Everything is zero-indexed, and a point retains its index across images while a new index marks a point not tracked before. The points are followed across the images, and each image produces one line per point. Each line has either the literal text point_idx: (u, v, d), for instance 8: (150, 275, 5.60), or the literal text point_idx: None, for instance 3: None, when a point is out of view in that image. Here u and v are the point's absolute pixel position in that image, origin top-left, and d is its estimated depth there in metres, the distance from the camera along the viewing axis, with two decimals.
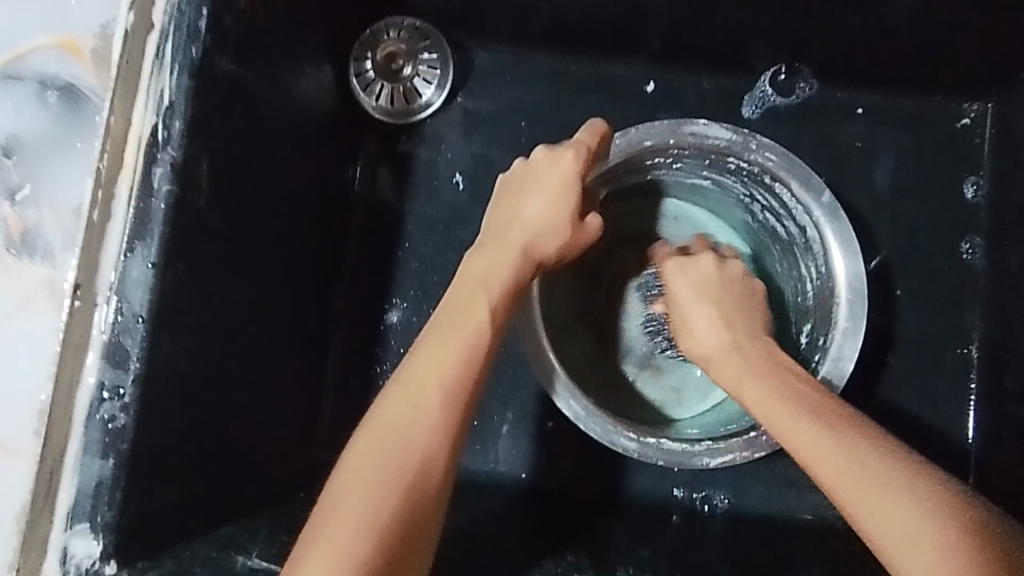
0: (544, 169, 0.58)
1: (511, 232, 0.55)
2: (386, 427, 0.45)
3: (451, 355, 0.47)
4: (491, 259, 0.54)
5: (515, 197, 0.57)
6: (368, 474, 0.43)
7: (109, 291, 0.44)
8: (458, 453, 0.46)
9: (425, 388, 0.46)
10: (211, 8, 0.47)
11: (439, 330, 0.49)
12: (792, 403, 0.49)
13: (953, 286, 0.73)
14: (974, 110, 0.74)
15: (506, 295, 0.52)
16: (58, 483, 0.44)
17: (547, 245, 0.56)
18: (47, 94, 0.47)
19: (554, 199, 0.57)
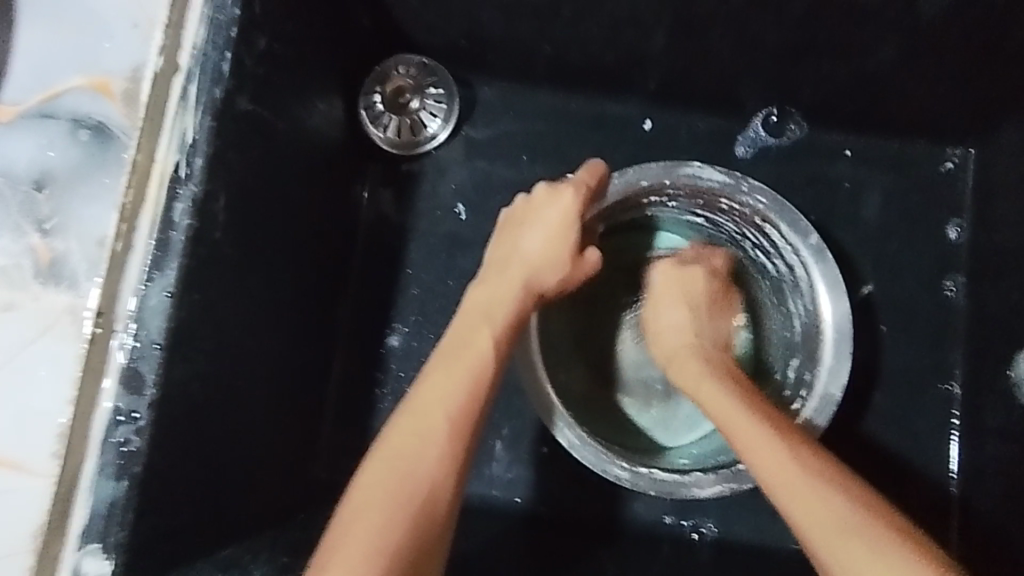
0: (544, 206, 0.60)
1: (512, 268, 0.58)
2: (394, 454, 0.47)
3: (456, 385, 0.50)
4: (494, 293, 0.56)
5: (518, 233, 0.60)
6: (376, 499, 0.45)
7: (128, 319, 0.46)
8: (462, 480, 0.48)
9: (431, 418, 0.48)
10: (234, 52, 0.51)
11: (444, 361, 0.51)
12: (735, 410, 0.52)
13: (936, 322, 0.76)
14: (957, 154, 0.77)
15: (506, 327, 0.55)
16: (70, 506, 0.45)
17: (548, 279, 0.58)
18: (78, 130, 0.47)
19: (555, 235, 0.59)
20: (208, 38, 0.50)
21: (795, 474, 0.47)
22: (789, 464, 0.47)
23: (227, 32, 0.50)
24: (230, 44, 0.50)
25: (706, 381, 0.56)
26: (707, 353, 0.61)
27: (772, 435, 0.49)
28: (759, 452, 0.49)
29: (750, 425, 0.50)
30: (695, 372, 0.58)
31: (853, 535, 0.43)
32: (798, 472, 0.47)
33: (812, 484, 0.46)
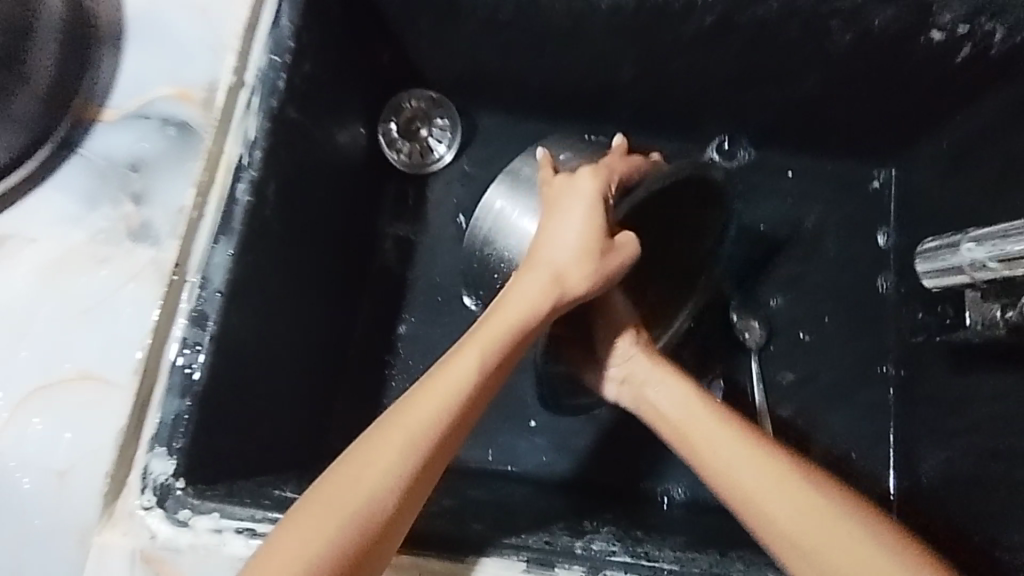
0: (580, 194, 0.57)
1: (535, 266, 0.56)
2: (353, 466, 0.47)
3: (430, 407, 0.49)
4: (517, 293, 0.54)
5: (551, 223, 0.57)
6: (320, 515, 0.45)
7: (197, 271, 0.59)
8: (416, 496, 0.48)
9: (393, 439, 0.48)
10: (287, 73, 0.65)
11: (428, 380, 0.50)
12: (734, 443, 0.53)
13: (873, 313, 0.88)
14: (882, 174, 0.91)
15: (507, 339, 0.53)
16: (144, 417, 0.56)
17: (572, 281, 0.55)
18: (167, 128, 0.61)
19: (589, 225, 0.56)
20: (268, 62, 0.64)
21: (806, 507, 0.49)
22: (799, 497, 0.50)
23: (283, 58, 0.65)
24: (284, 67, 0.65)
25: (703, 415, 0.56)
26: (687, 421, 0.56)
27: (768, 463, 0.52)
28: (751, 477, 0.51)
29: (751, 454, 0.52)
30: (704, 427, 0.55)
31: (844, 539, 0.48)
32: (803, 498, 0.49)
33: (820, 513, 0.49)
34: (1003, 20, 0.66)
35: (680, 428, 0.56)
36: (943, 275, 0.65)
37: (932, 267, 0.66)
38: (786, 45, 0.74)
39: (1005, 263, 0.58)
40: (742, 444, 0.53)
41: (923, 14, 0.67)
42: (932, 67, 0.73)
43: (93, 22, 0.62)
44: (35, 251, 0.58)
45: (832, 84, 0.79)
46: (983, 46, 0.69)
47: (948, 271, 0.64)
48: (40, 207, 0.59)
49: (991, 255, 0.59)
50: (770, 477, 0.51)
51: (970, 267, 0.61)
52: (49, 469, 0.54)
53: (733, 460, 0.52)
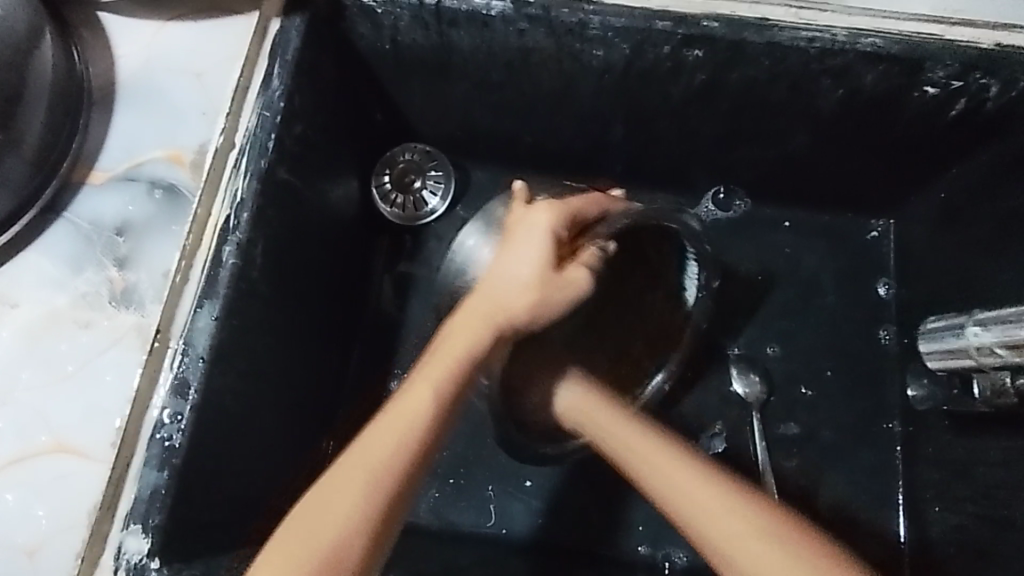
0: (531, 231, 0.58)
1: (483, 296, 0.57)
2: (321, 499, 0.48)
3: (386, 443, 0.49)
4: (467, 324, 0.55)
5: (504, 258, 0.58)
6: (288, 558, 0.45)
7: (180, 337, 0.58)
8: (380, 534, 0.47)
9: (351, 478, 0.48)
10: (277, 133, 0.65)
11: (384, 417, 0.51)
12: (647, 458, 0.55)
13: (875, 367, 0.86)
14: (880, 225, 0.90)
15: (456, 373, 0.53)
16: (121, 492, 0.54)
17: (517, 314, 0.56)
18: (154, 191, 0.61)
19: (538, 261, 0.56)
20: (258, 123, 0.64)
21: (739, 539, 0.49)
22: (752, 531, 0.49)
23: (273, 118, 0.65)
24: (275, 128, 0.65)
25: (657, 444, 0.56)
26: (632, 440, 0.58)
27: (698, 480, 0.53)
28: (708, 510, 0.51)
29: (668, 466, 0.54)
30: (659, 461, 0.55)
31: None
32: (755, 537, 0.49)
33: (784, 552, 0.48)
34: (995, 77, 0.66)
35: (627, 444, 0.58)
36: (955, 356, 0.72)
37: (941, 350, 0.74)
38: (777, 100, 0.74)
39: (1010, 350, 0.63)
40: (680, 468, 0.54)
41: (915, 72, 0.67)
42: (926, 123, 0.73)
43: (85, 83, 0.62)
44: (19, 315, 0.57)
45: (825, 138, 0.78)
46: (977, 101, 0.68)
47: (956, 354, 0.71)
48: (25, 269, 0.58)
49: (999, 342, 0.64)
50: (723, 502, 0.51)
51: (976, 352, 0.68)
52: (19, 546, 0.52)
53: (676, 483, 0.53)
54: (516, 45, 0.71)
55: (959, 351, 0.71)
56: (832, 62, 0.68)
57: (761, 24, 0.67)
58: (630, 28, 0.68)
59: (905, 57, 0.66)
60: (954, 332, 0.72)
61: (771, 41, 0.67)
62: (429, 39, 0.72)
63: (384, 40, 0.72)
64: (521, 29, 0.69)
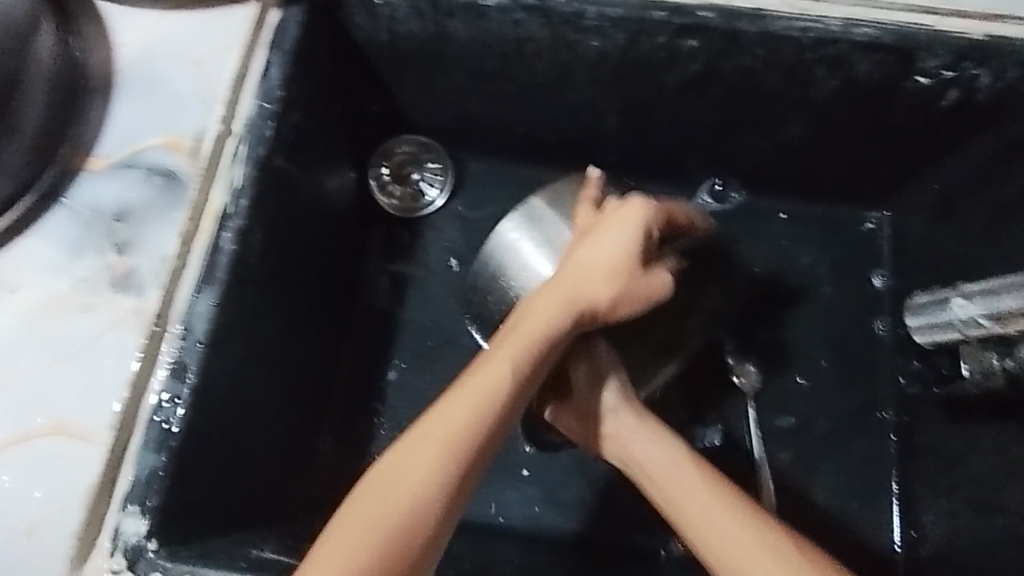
0: (625, 223, 0.55)
1: (565, 280, 0.55)
2: (389, 475, 0.46)
3: (467, 413, 0.48)
4: (544, 306, 0.53)
5: (589, 247, 0.56)
6: (364, 523, 0.43)
7: (179, 322, 0.58)
8: (458, 504, 0.46)
9: (433, 445, 0.46)
10: (275, 121, 0.65)
11: (462, 388, 0.49)
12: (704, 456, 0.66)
13: (870, 358, 0.87)
14: (875, 217, 0.90)
15: (538, 351, 0.51)
16: (118, 473, 0.54)
17: (599, 303, 0.54)
18: (152, 177, 0.61)
19: (627, 254, 0.55)
20: (256, 111, 0.64)
21: None
22: None
23: (271, 106, 0.65)
24: (273, 116, 0.65)
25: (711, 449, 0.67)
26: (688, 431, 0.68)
27: None
28: None
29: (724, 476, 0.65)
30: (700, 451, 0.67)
31: None
32: None
33: None
34: (988, 65, 0.66)
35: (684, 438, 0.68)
36: (938, 330, 0.68)
37: (923, 323, 0.70)
38: (771, 90, 0.74)
39: (996, 320, 0.61)
40: None
41: (907, 61, 0.68)
42: (919, 113, 0.73)
43: (84, 72, 0.63)
44: (17, 300, 0.58)
45: (819, 129, 0.79)
46: (969, 91, 0.69)
47: (940, 328, 0.67)
48: (23, 255, 0.59)
49: (984, 312, 0.62)
50: None
51: (965, 327, 0.64)
52: (14, 529, 0.52)
53: (717, 523, 0.49)
54: (513, 36, 0.72)
55: (944, 325, 0.67)
56: (826, 51, 0.68)
57: (755, 14, 0.67)
58: (625, 19, 0.68)
59: (898, 46, 0.67)
60: (941, 305, 0.68)
61: (765, 31, 0.67)
62: (426, 30, 0.72)
63: (382, 31, 0.73)
64: (517, 19, 0.70)
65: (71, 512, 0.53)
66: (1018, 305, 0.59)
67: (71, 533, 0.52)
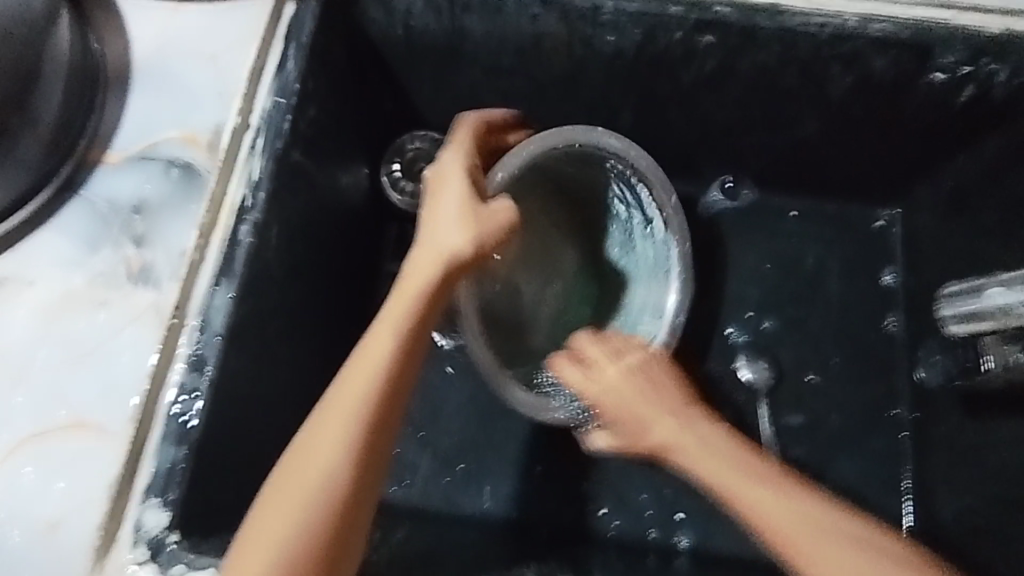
0: (444, 177, 0.59)
1: (421, 251, 0.56)
2: (293, 472, 0.48)
3: (362, 389, 0.50)
4: (410, 278, 0.55)
5: (425, 212, 0.58)
6: (282, 508, 0.47)
7: (197, 314, 0.58)
8: (370, 465, 0.49)
9: (330, 425, 0.49)
10: (292, 115, 0.65)
11: (348, 369, 0.51)
12: (688, 430, 0.57)
13: (881, 355, 0.87)
14: (886, 214, 0.90)
15: (412, 314, 0.53)
16: (138, 465, 0.54)
17: (460, 248, 0.55)
18: (170, 169, 0.61)
19: (456, 201, 0.57)
20: (273, 104, 0.64)
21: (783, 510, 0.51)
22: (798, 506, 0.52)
23: (289, 99, 0.65)
24: (289, 108, 0.64)
25: (684, 412, 0.59)
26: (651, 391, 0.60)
27: (738, 466, 0.55)
28: (723, 476, 0.54)
29: (703, 437, 0.57)
30: (673, 427, 0.57)
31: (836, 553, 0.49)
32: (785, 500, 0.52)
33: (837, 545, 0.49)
34: (1004, 61, 0.67)
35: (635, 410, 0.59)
36: (969, 320, 0.67)
37: (957, 312, 0.69)
38: (787, 87, 0.74)
39: None
40: (737, 463, 0.55)
41: (924, 57, 0.68)
42: (934, 108, 0.73)
43: (101, 66, 0.63)
44: (33, 294, 0.57)
45: (834, 126, 0.79)
46: (984, 86, 0.69)
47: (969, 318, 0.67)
48: (41, 248, 0.59)
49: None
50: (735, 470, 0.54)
51: (1001, 311, 0.63)
52: (35, 524, 0.52)
53: (774, 509, 0.52)
54: (528, 31, 0.72)
55: (977, 313, 0.66)
56: (842, 47, 0.68)
57: (773, 10, 0.67)
58: (641, 13, 0.68)
59: (915, 43, 0.67)
60: (975, 294, 0.67)
61: (782, 27, 0.68)
62: (441, 25, 0.72)
63: (397, 26, 0.72)
64: (534, 14, 0.70)
65: (93, 504, 0.52)
66: None
67: (96, 523, 0.52)
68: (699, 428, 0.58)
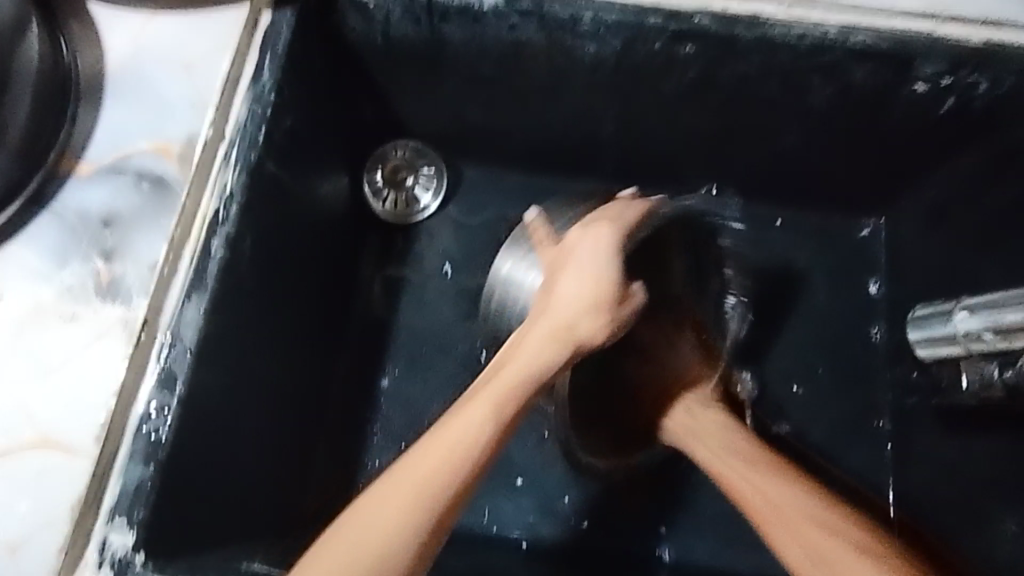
0: (585, 248, 0.56)
1: (546, 324, 0.53)
2: (352, 530, 0.46)
3: (440, 466, 0.48)
4: (526, 355, 0.52)
5: (560, 283, 0.55)
6: (332, 566, 0.45)
7: (167, 330, 0.57)
8: (434, 542, 0.47)
9: (405, 495, 0.46)
10: (267, 125, 0.64)
11: (435, 436, 0.49)
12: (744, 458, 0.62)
13: (864, 366, 0.86)
14: (871, 224, 0.90)
15: (515, 400, 0.50)
16: (104, 485, 0.53)
17: (585, 337, 0.53)
18: (141, 182, 0.60)
19: (597, 281, 0.54)
20: (247, 114, 0.64)
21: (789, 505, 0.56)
22: (792, 498, 0.56)
23: (264, 109, 0.64)
24: (264, 119, 0.64)
25: (727, 441, 0.64)
26: (716, 434, 0.66)
27: (783, 483, 0.58)
28: (764, 488, 0.58)
29: (740, 464, 0.61)
30: (740, 466, 0.61)
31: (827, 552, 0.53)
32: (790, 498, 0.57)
33: (823, 540, 0.53)
34: (984, 72, 0.66)
35: (712, 457, 0.64)
36: (942, 343, 0.70)
37: (927, 337, 0.72)
38: (768, 97, 0.74)
39: (999, 335, 0.62)
40: (759, 473, 0.60)
41: (903, 68, 0.67)
42: (916, 120, 0.73)
43: (72, 74, 0.62)
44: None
45: (817, 136, 0.78)
46: (965, 99, 0.69)
47: (943, 340, 0.70)
48: (8, 262, 0.58)
49: (987, 327, 0.63)
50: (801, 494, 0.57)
51: (961, 335, 0.66)
52: None
53: (790, 506, 0.56)
54: (509, 41, 0.71)
55: (946, 338, 0.69)
56: (823, 58, 0.68)
57: (752, 20, 0.67)
58: (620, 24, 0.68)
59: (894, 53, 0.66)
60: (942, 319, 0.70)
61: (762, 37, 0.67)
62: (420, 34, 0.71)
63: (375, 35, 0.72)
64: (514, 24, 0.69)
65: (58, 522, 0.52)
66: (1017, 320, 0.59)
67: (58, 543, 0.51)
68: (734, 453, 0.63)
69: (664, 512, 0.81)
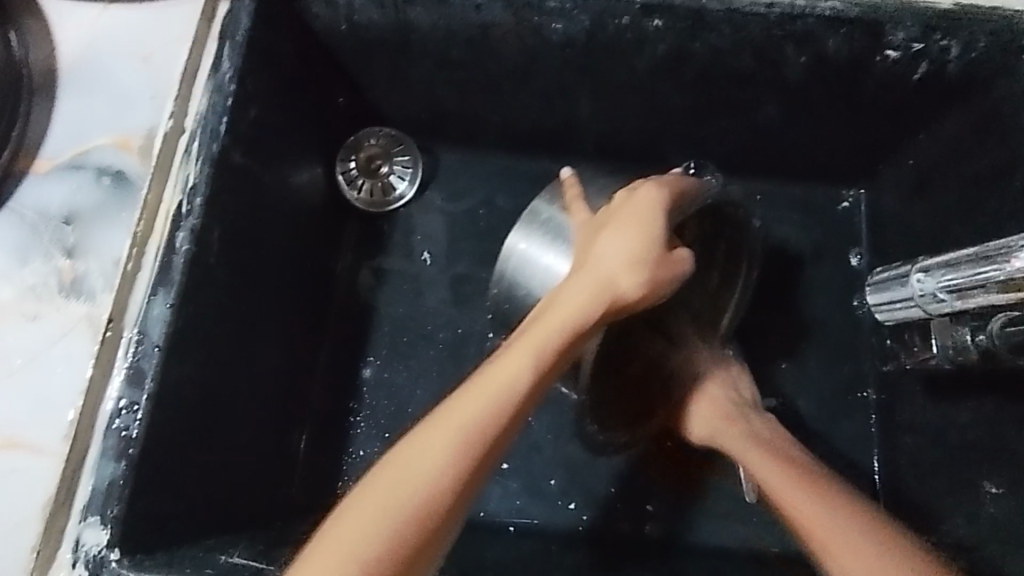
0: (632, 206, 0.55)
1: (584, 276, 0.53)
2: (391, 473, 0.45)
3: (478, 412, 0.46)
4: (567, 306, 0.51)
5: (601, 240, 0.54)
6: (363, 514, 0.44)
7: (134, 326, 0.56)
8: (467, 490, 0.45)
9: (442, 441, 0.46)
10: (229, 116, 0.63)
11: (472, 386, 0.48)
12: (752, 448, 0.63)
13: (849, 338, 0.86)
14: (852, 196, 0.89)
15: (559, 346, 0.49)
16: (76, 483, 0.53)
17: (629, 291, 0.51)
18: (102, 177, 0.59)
19: (643, 237, 0.53)
20: (208, 107, 0.62)
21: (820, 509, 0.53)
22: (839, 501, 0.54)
23: (225, 100, 0.62)
24: (227, 111, 0.62)
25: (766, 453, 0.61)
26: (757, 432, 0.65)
27: (802, 484, 0.56)
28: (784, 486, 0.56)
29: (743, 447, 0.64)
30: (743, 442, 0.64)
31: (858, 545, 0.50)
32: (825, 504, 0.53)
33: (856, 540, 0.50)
34: (955, 36, 0.65)
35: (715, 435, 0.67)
36: (898, 303, 0.68)
37: (884, 298, 0.70)
38: (742, 70, 0.73)
39: (955, 295, 0.60)
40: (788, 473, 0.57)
41: (875, 35, 0.67)
42: (891, 87, 0.72)
43: (25, 70, 0.61)
44: None
45: (793, 108, 0.77)
46: (940, 63, 0.68)
47: (902, 304, 0.68)
48: None
49: (943, 289, 0.61)
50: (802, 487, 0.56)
51: (918, 298, 0.64)
52: None
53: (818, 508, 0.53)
54: (476, 22, 0.70)
55: (903, 300, 0.67)
56: (794, 27, 0.67)
57: None
58: None
59: (865, 19, 0.66)
60: (898, 281, 0.68)
61: (730, 9, 0.67)
62: (386, 18, 0.70)
63: (340, 20, 0.70)
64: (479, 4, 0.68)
65: (28, 522, 0.51)
66: (974, 279, 0.57)
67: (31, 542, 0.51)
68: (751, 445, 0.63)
69: (652, 488, 0.80)
